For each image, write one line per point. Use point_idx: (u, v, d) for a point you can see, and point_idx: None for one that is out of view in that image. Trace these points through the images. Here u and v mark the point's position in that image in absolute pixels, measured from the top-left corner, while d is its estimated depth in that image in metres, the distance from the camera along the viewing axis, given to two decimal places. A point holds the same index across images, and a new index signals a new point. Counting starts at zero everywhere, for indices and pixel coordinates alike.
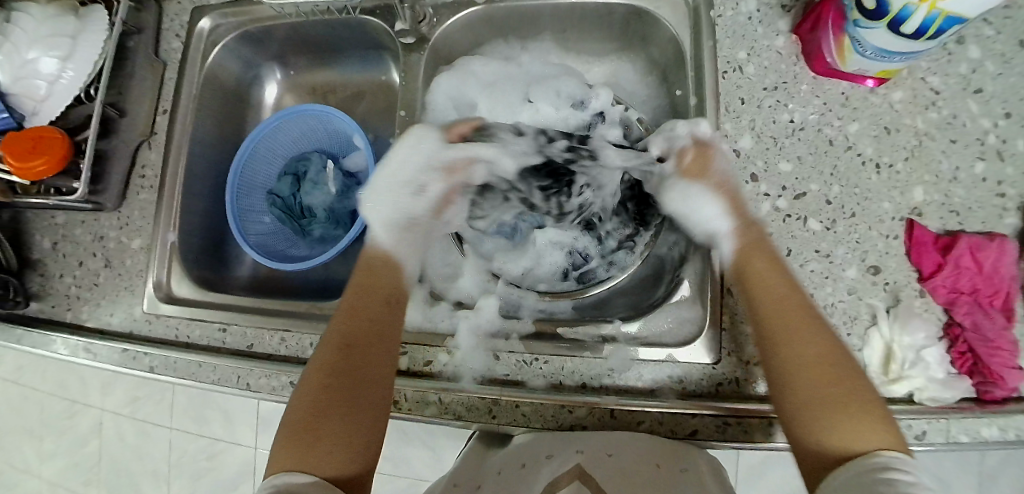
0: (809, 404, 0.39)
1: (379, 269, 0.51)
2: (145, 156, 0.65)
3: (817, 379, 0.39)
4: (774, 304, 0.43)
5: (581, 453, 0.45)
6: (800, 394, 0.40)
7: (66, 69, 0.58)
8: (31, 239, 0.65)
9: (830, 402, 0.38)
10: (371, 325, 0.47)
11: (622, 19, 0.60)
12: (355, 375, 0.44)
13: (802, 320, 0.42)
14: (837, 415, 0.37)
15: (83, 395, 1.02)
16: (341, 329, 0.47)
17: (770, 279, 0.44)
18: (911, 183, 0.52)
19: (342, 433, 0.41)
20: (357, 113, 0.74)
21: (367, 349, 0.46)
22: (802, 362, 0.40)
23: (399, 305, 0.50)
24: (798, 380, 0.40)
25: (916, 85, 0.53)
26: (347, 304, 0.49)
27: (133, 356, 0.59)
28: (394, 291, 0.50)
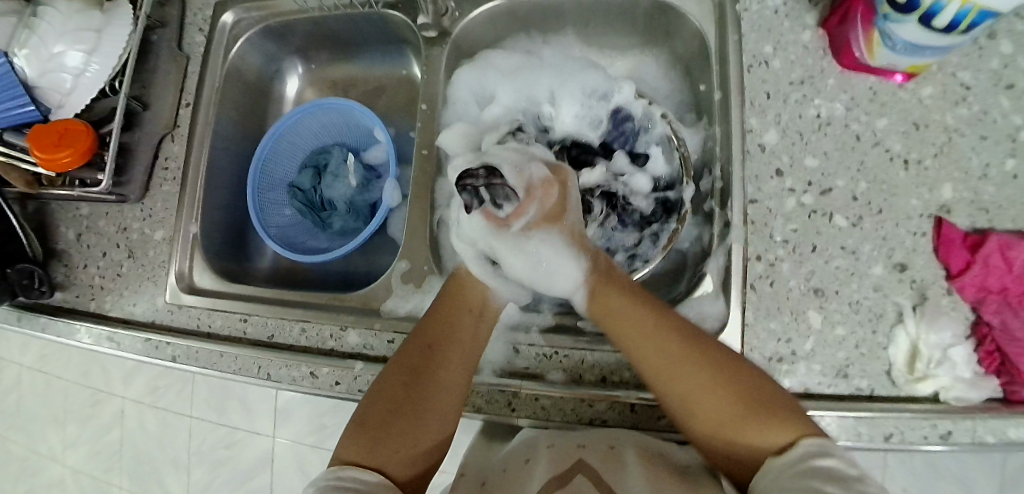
0: (713, 421, 0.40)
1: (470, 283, 0.52)
2: (168, 148, 0.66)
3: (708, 398, 0.40)
4: (629, 330, 0.44)
5: (582, 447, 0.45)
6: (686, 412, 0.41)
7: (92, 62, 0.59)
8: (57, 229, 0.66)
9: (742, 415, 0.39)
10: (455, 332, 0.48)
11: (644, 13, 0.60)
12: (429, 379, 0.45)
13: (678, 355, 0.42)
14: (747, 424, 0.38)
15: (106, 384, 1.04)
16: (428, 329, 0.48)
17: (630, 318, 0.45)
18: (940, 179, 0.51)
19: (410, 435, 0.42)
20: (378, 107, 0.74)
21: (448, 351, 0.46)
22: (676, 377, 0.41)
23: (485, 319, 0.51)
24: (676, 390, 0.41)
25: (947, 79, 0.52)
26: (441, 310, 0.50)
27: (155, 345, 0.60)
28: (483, 303, 0.51)
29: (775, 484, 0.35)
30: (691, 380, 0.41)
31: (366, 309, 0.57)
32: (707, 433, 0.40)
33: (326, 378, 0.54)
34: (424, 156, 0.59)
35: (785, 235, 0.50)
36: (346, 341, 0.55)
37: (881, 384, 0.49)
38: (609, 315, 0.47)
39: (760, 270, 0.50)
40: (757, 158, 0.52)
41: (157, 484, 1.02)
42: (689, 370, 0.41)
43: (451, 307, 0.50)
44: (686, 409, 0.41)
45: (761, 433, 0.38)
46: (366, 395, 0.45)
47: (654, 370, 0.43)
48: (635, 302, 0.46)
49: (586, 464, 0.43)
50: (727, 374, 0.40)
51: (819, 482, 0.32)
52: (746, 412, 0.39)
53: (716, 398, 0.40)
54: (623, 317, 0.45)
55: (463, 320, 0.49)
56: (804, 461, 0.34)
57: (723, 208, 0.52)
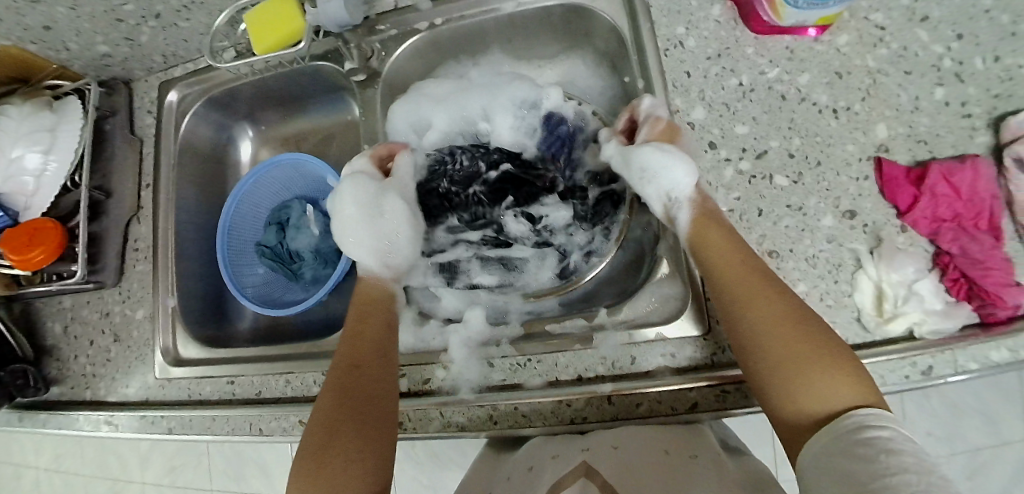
0: (778, 363, 0.40)
1: (372, 303, 0.55)
2: (136, 229, 0.68)
3: (788, 332, 0.41)
4: (731, 262, 0.45)
5: (586, 450, 0.45)
6: (756, 345, 0.42)
7: (50, 161, 0.62)
8: (44, 326, 0.68)
9: (806, 359, 0.40)
10: (366, 349, 0.50)
11: (561, 18, 0.61)
12: (361, 400, 0.46)
13: (762, 289, 0.44)
14: (811, 371, 0.39)
15: (124, 471, 1.06)
16: (345, 354, 0.50)
17: (722, 251, 0.46)
18: (872, 121, 0.51)
19: (349, 456, 0.43)
20: (330, 157, 0.76)
21: (366, 363, 0.49)
22: (760, 305, 0.43)
23: (395, 330, 0.53)
24: (752, 320, 0.43)
25: (860, 25, 0.53)
26: (351, 334, 0.52)
27: (151, 420, 0.61)
28: (390, 319, 0.54)
29: (835, 440, 0.36)
30: (771, 313, 0.42)
31: None
32: (772, 377, 0.40)
33: None
34: None
35: (730, 204, 0.51)
36: None
37: (854, 333, 0.49)
38: (702, 242, 0.48)
39: None
40: (689, 135, 0.52)
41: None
42: (772, 308, 0.42)
43: (357, 328, 0.52)
44: (760, 342, 0.42)
45: (825, 386, 0.38)
46: (306, 428, 0.46)
47: (739, 298, 0.44)
48: (729, 238, 0.47)
49: (591, 467, 0.43)
50: (797, 319, 0.42)
51: (864, 450, 0.33)
52: (814, 361, 0.39)
53: (786, 333, 0.41)
54: (709, 238, 0.47)
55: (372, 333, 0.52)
56: (857, 431, 0.35)
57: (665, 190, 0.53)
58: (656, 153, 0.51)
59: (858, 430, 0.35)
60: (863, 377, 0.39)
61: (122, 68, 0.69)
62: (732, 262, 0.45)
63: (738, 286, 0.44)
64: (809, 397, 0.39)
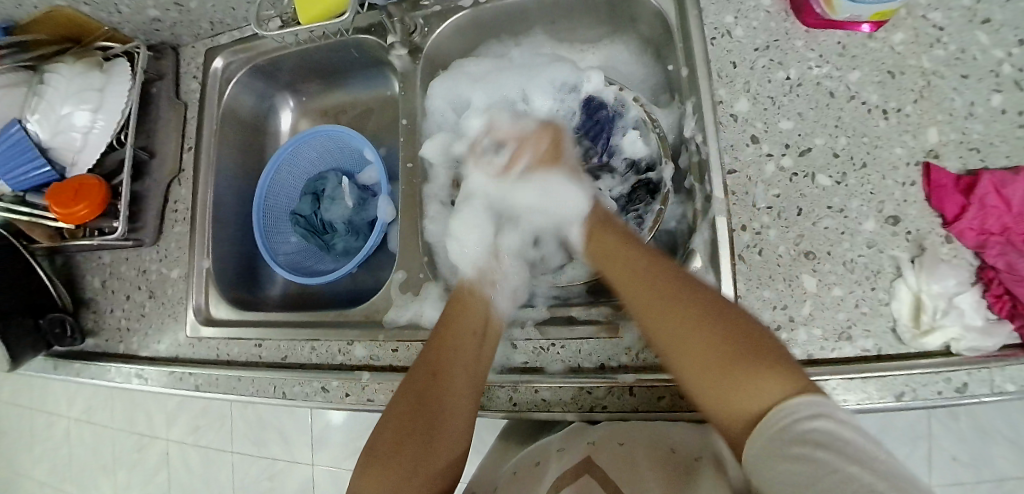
0: (710, 377, 0.38)
1: (467, 304, 0.52)
2: (175, 192, 0.70)
3: (712, 332, 0.39)
4: (642, 280, 0.45)
5: (592, 444, 0.45)
6: (677, 355, 0.40)
7: (98, 120, 0.64)
8: (84, 279, 0.71)
9: (727, 364, 0.37)
10: (462, 357, 0.48)
11: (605, 2, 0.61)
12: (428, 412, 0.45)
13: (672, 303, 0.42)
14: (728, 376, 0.37)
15: (149, 428, 1.15)
16: (433, 359, 0.48)
17: (629, 258, 0.48)
18: (924, 125, 0.49)
19: (421, 465, 0.43)
20: (368, 130, 0.77)
21: (453, 383, 0.47)
22: (665, 320, 0.42)
23: (486, 336, 0.50)
24: (671, 334, 0.41)
25: (918, 23, 0.51)
26: (442, 336, 0.50)
27: (179, 377, 0.63)
28: (482, 324, 0.51)
29: (769, 447, 0.32)
30: (682, 319, 0.41)
31: (370, 322, 0.59)
32: (702, 384, 0.38)
33: (337, 391, 0.55)
34: (409, 170, 0.62)
35: (769, 201, 0.50)
36: (353, 354, 0.57)
37: (887, 342, 0.47)
38: (606, 257, 0.50)
39: (746, 240, 0.50)
40: (730, 128, 0.51)
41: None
42: (695, 318, 0.40)
43: (454, 327, 0.50)
44: (678, 356, 0.40)
45: (758, 383, 0.35)
46: (376, 425, 0.46)
47: (656, 313, 0.42)
48: (643, 254, 0.47)
49: (595, 465, 0.43)
50: (706, 316, 0.40)
51: (809, 449, 0.30)
52: (735, 361, 0.37)
53: (703, 338, 0.39)
54: (614, 253, 0.49)
55: (467, 349, 0.49)
56: (789, 421, 0.32)
57: (702, 183, 0.53)
58: (543, 181, 0.57)
59: (785, 426, 0.32)
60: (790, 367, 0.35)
61: (170, 33, 0.71)
62: (631, 276, 0.46)
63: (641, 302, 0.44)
64: (740, 400, 0.36)
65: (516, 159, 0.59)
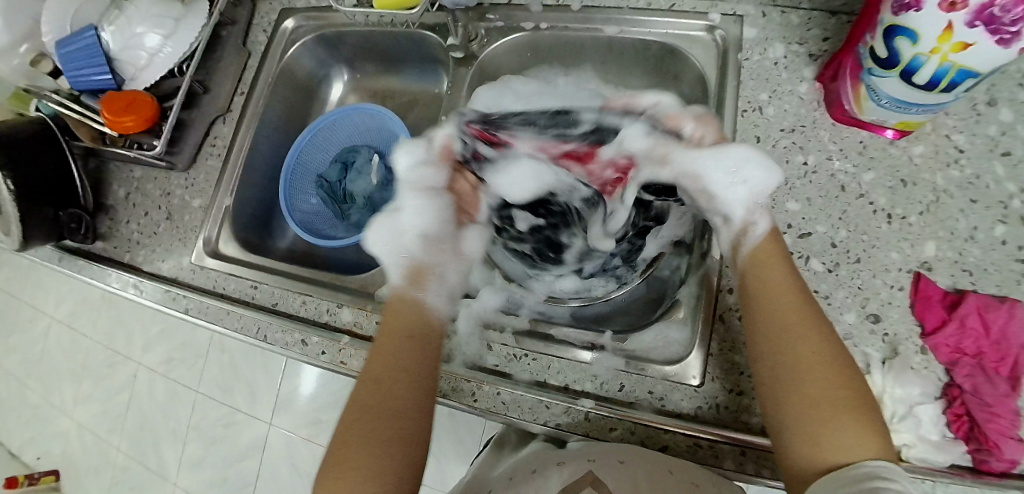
0: (805, 411, 0.40)
1: (394, 306, 0.52)
2: (218, 128, 0.74)
3: (824, 376, 0.40)
4: (791, 301, 0.44)
5: (593, 460, 0.45)
6: (783, 363, 0.42)
7: (166, 46, 0.67)
8: (110, 187, 0.75)
9: (830, 403, 0.39)
10: (396, 358, 0.48)
11: (655, 55, 0.65)
12: (380, 424, 0.43)
13: (798, 317, 0.43)
14: (836, 418, 0.39)
15: (126, 347, 1.19)
16: (381, 364, 0.47)
17: (778, 266, 0.46)
18: (924, 236, 0.52)
19: (370, 472, 0.41)
20: (410, 118, 0.82)
21: (392, 385, 0.46)
22: (795, 359, 0.41)
23: (421, 338, 0.49)
24: (785, 366, 0.42)
25: (940, 141, 0.54)
26: (378, 343, 0.49)
27: (174, 297, 0.66)
28: (421, 327, 0.50)
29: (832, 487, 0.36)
30: (807, 336, 0.42)
31: (363, 291, 0.62)
32: (788, 418, 0.40)
33: (314, 347, 0.57)
34: None
35: None
36: (338, 317, 0.59)
37: None
38: (766, 264, 0.46)
39: (731, 302, 0.51)
40: None
41: (156, 451, 1.14)
42: (816, 348, 0.42)
43: (388, 330, 0.50)
44: (788, 376, 0.41)
45: (850, 432, 0.38)
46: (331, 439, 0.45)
47: (776, 313, 0.44)
48: (794, 285, 0.45)
49: (597, 478, 0.42)
50: (853, 376, 0.41)
51: None
52: (840, 409, 0.39)
53: (824, 375, 0.40)
54: (770, 257, 0.46)
55: (397, 341, 0.49)
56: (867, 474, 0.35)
57: (702, 241, 0.55)
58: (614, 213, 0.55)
59: (863, 480, 0.35)
60: (882, 432, 0.38)
61: None
62: (778, 299, 0.44)
63: (761, 294, 0.45)
64: (829, 438, 0.38)
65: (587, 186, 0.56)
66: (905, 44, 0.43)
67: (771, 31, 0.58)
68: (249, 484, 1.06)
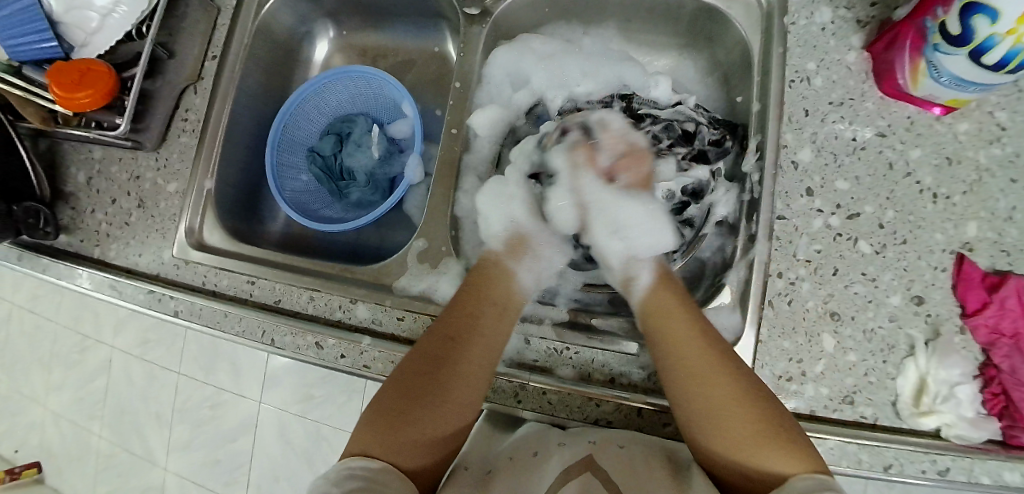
0: (734, 431, 0.40)
1: (493, 277, 0.51)
2: (189, 100, 0.65)
3: (720, 392, 0.42)
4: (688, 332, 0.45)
5: (592, 444, 0.45)
6: (691, 389, 0.43)
7: (120, 5, 0.58)
8: (68, 170, 0.66)
9: (753, 426, 0.40)
10: (480, 332, 0.48)
11: (689, 14, 0.59)
12: (438, 385, 0.45)
13: (697, 325, 0.45)
14: (765, 442, 0.39)
15: (95, 331, 1.09)
16: (455, 328, 0.48)
17: (677, 323, 0.46)
18: (966, 217, 0.51)
19: (428, 427, 0.44)
20: (406, 81, 0.73)
21: (468, 354, 0.47)
22: (695, 373, 0.43)
23: (508, 316, 0.50)
24: (697, 394, 0.42)
25: (984, 118, 0.52)
26: (464, 307, 0.49)
27: (158, 298, 0.60)
28: (504, 302, 0.50)
29: None
30: (698, 351, 0.44)
31: (377, 284, 0.55)
32: (709, 425, 0.41)
33: (331, 350, 0.52)
34: (452, 136, 0.59)
35: (809, 255, 0.50)
36: (354, 314, 0.54)
37: (885, 414, 0.49)
38: (665, 319, 0.46)
39: (779, 287, 0.50)
40: (789, 175, 0.51)
41: (140, 434, 1.07)
42: (717, 362, 0.43)
43: (476, 299, 0.50)
44: (688, 380, 0.43)
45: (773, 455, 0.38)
46: (385, 384, 0.46)
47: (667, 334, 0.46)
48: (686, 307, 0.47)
49: (596, 463, 0.43)
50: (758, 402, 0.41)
51: None
52: (751, 433, 0.40)
53: (722, 393, 0.41)
54: (669, 306, 0.47)
55: (485, 317, 0.49)
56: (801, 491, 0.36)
57: (750, 221, 0.52)
58: (639, 207, 0.53)
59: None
60: (798, 446, 0.38)
61: None
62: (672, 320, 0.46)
63: (666, 328, 0.46)
64: (766, 462, 0.39)
65: (615, 172, 0.53)
66: (982, 23, 0.40)
67: None
68: (243, 464, 1.00)
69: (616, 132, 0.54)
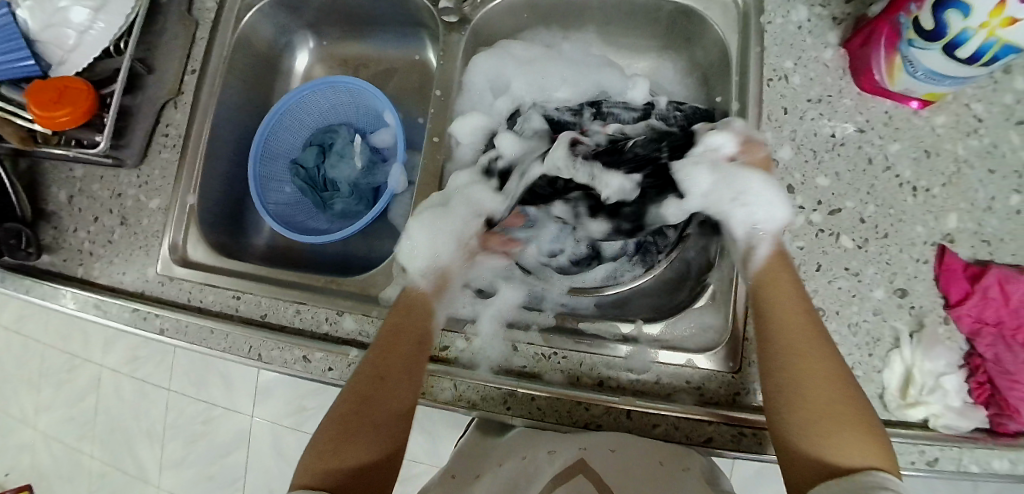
0: (816, 417, 0.39)
1: (410, 311, 0.51)
2: (169, 115, 0.64)
3: (823, 380, 0.41)
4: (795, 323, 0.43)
5: (584, 448, 0.43)
6: (786, 375, 0.42)
7: (98, 20, 0.57)
8: (48, 189, 0.65)
9: (836, 417, 0.39)
10: (399, 362, 0.47)
11: (667, 16, 0.60)
12: (370, 419, 0.44)
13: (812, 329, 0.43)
14: (842, 433, 0.38)
15: (85, 350, 1.08)
16: (382, 360, 0.47)
17: (789, 292, 0.45)
18: (946, 209, 0.51)
19: (361, 460, 0.42)
20: (388, 89, 0.73)
21: (397, 384, 0.46)
22: (807, 364, 0.41)
23: (427, 346, 0.49)
24: (792, 386, 0.41)
25: (960, 110, 0.52)
26: (386, 340, 0.48)
27: (143, 316, 0.59)
28: (424, 334, 0.49)
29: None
30: (818, 346, 0.42)
31: (364, 296, 0.56)
32: (794, 412, 0.40)
33: (318, 363, 0.52)
34: (434, 144, 0.58)
35: (792, 252, 0.50)
36: (341, 326, 0.53)
37: (872, 407, 0.49)
38: (773, 287, 0.45)
39: None
40: (771, 173, 0.51)
41: (132, 453, 1.06)
42: (824, 362, 0.41)
43: (399, 331, 0.48)
44: (790, 365, 0.42)
45: (853, 449, 0.37)
46: (321, 423, 0.44)
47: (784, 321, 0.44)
48: (801, 290, 0.45)
49: (588, 465, 0.42)
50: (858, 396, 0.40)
51: None
52: (840, 425, 0.38)
53: (822, 379, 0.41)
54: (786, 287, 0.45)
55: (413, 345, 0.48)
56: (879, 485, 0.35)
57: None
58: (621, 176, 0.52)
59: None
60: (879, 441, 0.38)
61: None
62: (779, 309, 0.44)
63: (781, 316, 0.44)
64: (840, 451, 0.38)
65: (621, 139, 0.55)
66: (955, 17, 0.40)
67: None
68: (238, 479, 0.99)
69: (614, 130, 0.57)
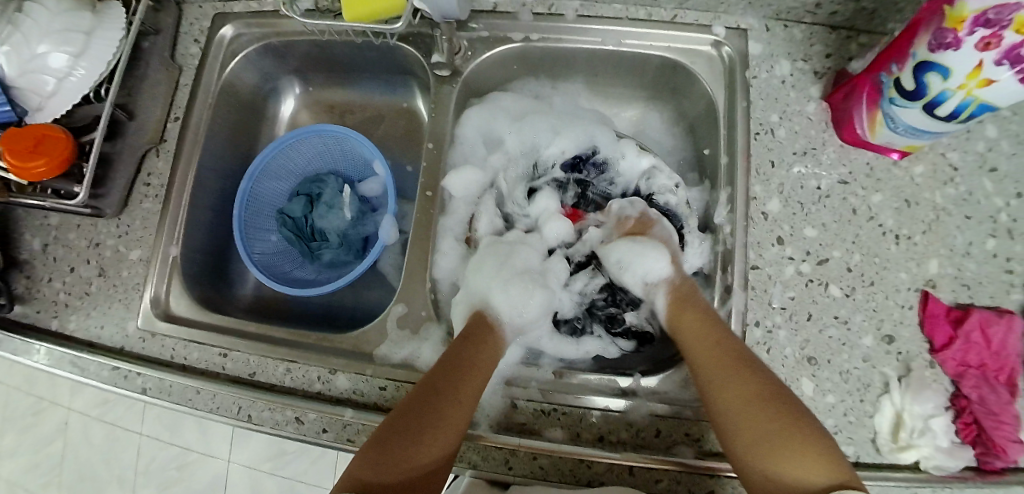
0: (758, 436, 0.41)
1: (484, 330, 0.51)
2: (151, 164, 0.63)
3: (746, 399, 0.42)
4: (705, 346, 0.47)
5: None
6: (721, 400, 0.43)
7: (78, 67, 0.54)
8: (20, 238, 0.63)
9: (776, 432, 0.40)
10: (478, 374, 0.47)
11: (655, 69, 0.61)
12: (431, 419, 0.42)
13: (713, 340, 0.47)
14: (785, 446, 0.39)
15: (53, 393, 1.04)
16: (454, 365, 0.47)
17: (700, 321, 0.49)
18: (927, 255, 0.53)
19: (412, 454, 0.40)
20: (376, 134, 0.73)
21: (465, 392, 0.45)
22: (723, 388, 0.44)
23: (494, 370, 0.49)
24: (719, 397, 0.44)
25: (936, 160, 0.55)
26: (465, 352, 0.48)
27: (124, 374, 0.56)
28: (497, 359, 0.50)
29: None
30: (724, 359, 0.45)
31: (358, 353, 0.54)
32: (752, 436, 0.41)
33: (312, 425, 0.50)
34: (428, 198, 0.58)
35: (784, 302, 0.51)
36: (334, 385, 0.52)
37: (866, 451, 0.50)
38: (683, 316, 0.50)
39: (758, 336, 0.51)
40: (760, 225, 0.53)
41: None
42: (739, 372, 0.44)
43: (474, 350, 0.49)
44: (716, 388, 0.44)
45: (805, 463, 0.38)
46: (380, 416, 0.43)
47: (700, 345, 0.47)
48: (708, 318, 0.49)
49: None
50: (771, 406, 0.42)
51: None
52: (784, 437, 0.40)
53: (749, 395, 0.42)
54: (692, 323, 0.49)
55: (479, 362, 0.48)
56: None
57: (725, 272, 0.54)
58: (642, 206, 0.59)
59: None
60: (834, 456, 0.38)
61: None
62: (702, 339, 0.47)
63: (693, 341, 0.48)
64: (791, 472, 0.38)
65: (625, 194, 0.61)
66: (935, 79, 0.42)
67: (776, 46, 0.56)
68: None
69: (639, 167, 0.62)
